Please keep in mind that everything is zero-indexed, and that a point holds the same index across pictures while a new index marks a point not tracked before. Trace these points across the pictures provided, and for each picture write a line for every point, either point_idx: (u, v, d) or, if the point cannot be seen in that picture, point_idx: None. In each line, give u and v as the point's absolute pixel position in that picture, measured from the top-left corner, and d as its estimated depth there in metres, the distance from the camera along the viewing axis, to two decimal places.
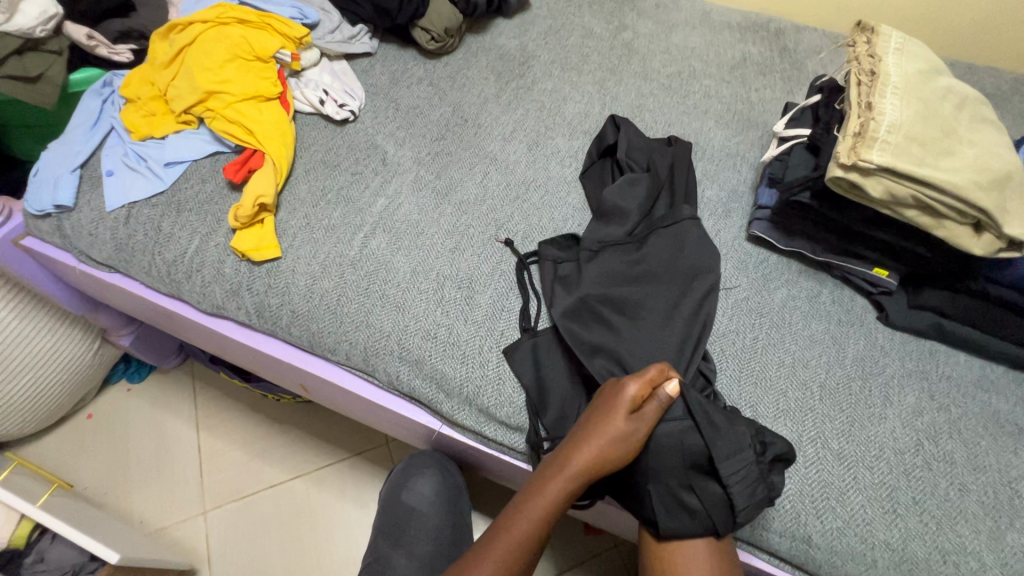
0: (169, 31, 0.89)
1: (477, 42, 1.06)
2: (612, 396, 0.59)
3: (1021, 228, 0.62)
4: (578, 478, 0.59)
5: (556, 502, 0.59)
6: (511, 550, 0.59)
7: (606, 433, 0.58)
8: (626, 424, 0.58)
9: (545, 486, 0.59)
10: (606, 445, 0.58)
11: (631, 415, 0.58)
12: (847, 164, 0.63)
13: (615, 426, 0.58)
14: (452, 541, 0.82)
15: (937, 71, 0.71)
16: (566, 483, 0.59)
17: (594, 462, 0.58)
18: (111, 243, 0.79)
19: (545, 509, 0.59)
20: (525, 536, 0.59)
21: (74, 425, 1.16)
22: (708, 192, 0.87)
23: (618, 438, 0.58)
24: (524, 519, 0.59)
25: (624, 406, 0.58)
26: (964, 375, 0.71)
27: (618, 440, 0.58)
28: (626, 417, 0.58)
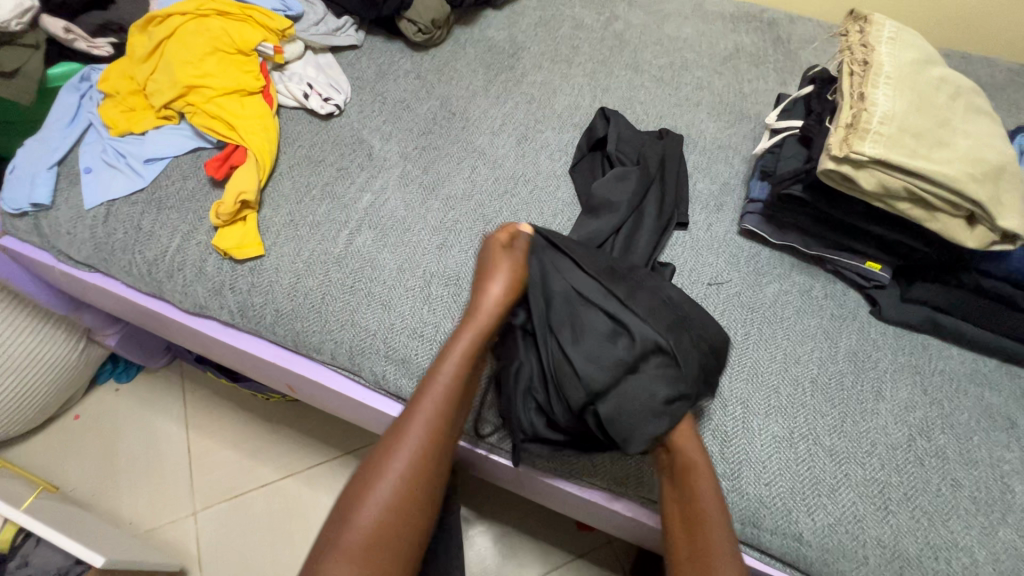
0: (148, 24, 0.87)
1: (466, 34, 1.04)
2: (487, 267, 0.66)
3: (1015, 221, 0.61)
4: (475, 342, 0.62)
5: (456, 372, 0.60)
6: (426, 438, 0.58)
7: (489, 301, 0.63)
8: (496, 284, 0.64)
9: (441, 367, 0.61)
10: (481, 317, 0.63)
11: (505, 265, 0.65)
12: (839, 157, 0.62)
13: (499, 266, 0.65)
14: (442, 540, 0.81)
15: (931, 61, 0.70)
16: (461, 354, 0.61)
17: (482, 323, 0.62)
18: (90, 243, 0.77)
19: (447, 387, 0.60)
20: (433, 423, 0.58)
21: (60, 426, 1.14)
22: (700, 186, 0.85)
23: (496, 298, 0.63)
24: (432, 405, 0.59)
25: (507, 263, 0.65)
26: (957, 369, 0.70)
27: (501, 295, 0.63)
28: (504, 272, 0.64)
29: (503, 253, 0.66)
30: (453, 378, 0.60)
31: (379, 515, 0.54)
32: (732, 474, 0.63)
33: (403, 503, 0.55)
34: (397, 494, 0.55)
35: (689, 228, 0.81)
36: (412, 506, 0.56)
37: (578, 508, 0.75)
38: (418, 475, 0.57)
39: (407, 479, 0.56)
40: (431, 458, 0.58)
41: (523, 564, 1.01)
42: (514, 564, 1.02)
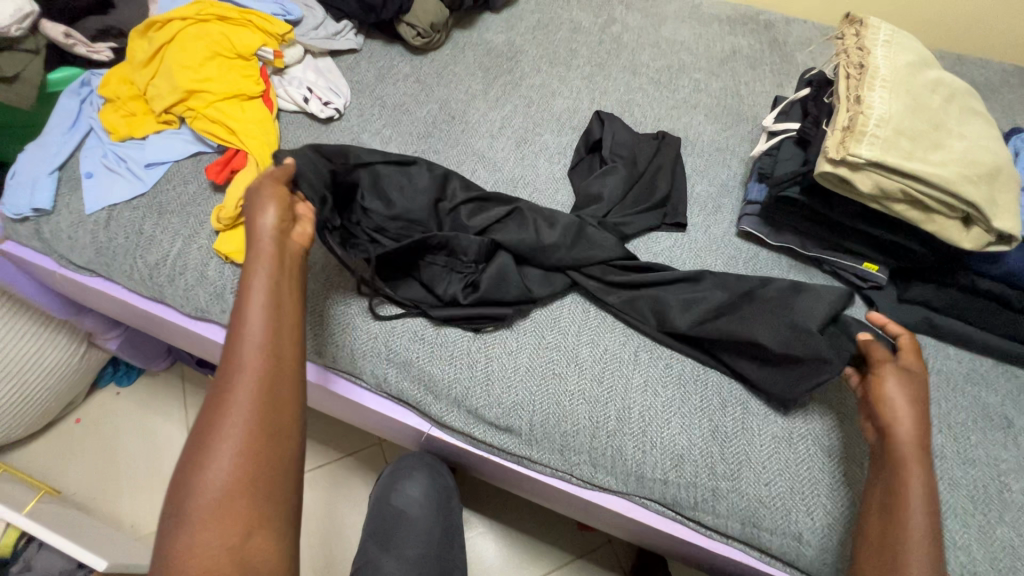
0: (147, 29, 0.87)
1: (464, 38, 1.04)
2: (256, 198, 0.59)
3: (1010, 222, 0.62)
4: (272, 272, 0.54)
5: (270, 293, 0.53)
6: (260, 368, 0.49)
7: (264, 223, 0.57)
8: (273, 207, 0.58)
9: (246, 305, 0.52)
10: (258, 236, 0.56)
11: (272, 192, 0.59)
12: (836, 159, 0.62)
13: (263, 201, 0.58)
14: (442, 542, 0.81)
15: (926, 64, 0.70)
16: (275, 284, 0.54)
17: (272, 241, 0.56)
18: (91, 247, 0.78)
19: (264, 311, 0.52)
20: (262, 351, 0.50)
21: (61, 430, 1.14)
22: (698, 187, 0.86)
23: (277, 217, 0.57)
24: (247, 340, 0.50)
25: (275, 193, 0.59)
26: (954, 369, 0.70)
27: (273, 219, 0.57)
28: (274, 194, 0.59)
29: (270, 184, 0.60)
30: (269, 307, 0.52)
31: (232, 471, 0.45)
32: (732, 475, 0.63)
33: (256, 448, 0.46)
34: (244, 438, 0.46)
35: (688, 230, 0.82)
36: (262, 444, 0.47)
37: (578, 509, 0.75)
38: (268, 425, 0.47)
39: (251, 425, 0.47)
40: (271, 388, 0.49)
41: (524, 565, 1.02)
42: (515, 565, 1.02)
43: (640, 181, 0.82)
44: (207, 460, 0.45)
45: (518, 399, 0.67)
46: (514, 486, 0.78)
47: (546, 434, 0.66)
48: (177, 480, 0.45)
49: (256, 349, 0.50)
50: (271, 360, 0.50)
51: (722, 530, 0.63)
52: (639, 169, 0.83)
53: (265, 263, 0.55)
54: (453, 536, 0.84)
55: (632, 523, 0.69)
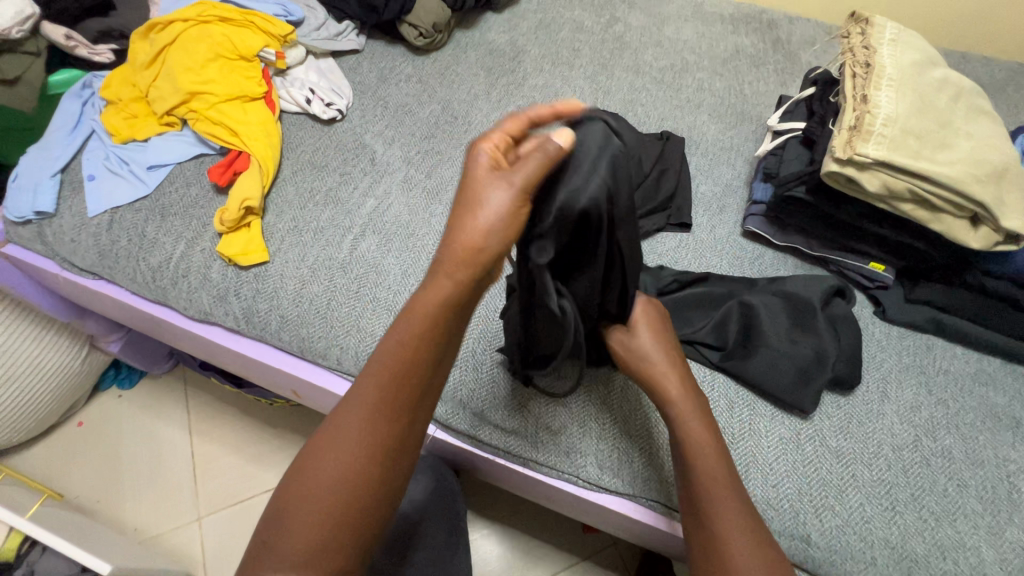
0: (149, 31, 0.86)
1: (467, 38, 1.04)
2: (471, 176, 0.49)
3: (1018, 221, 0.61)
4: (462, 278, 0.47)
5: (428, 314, 0.47)
6: (383, 402, 0.46)
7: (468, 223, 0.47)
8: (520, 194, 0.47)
9: (399, 326, 0.48)
10: (477, 238, 0.47)
11: (504, 179, 0.47)
12: (842, 159, 0.62)
13: (480, 193, 0.47)
14: (449, 545, 0.80)
15: (932, 62, 0.70)
16: (428, 310, 0.47)
17: (477, 241, 0.47)
18: (94, 250, 0.77)
19: (410, 340, 0.47)
20: (395, 382, 0.47)
21: (64, 433, 1.14)
22: (702, 187, 0.86)
23: (506, 210, 0.47)
24: (388, 357, 0.47)
25: (482, 170, 0.48)
26: (961, 369, 0.70)
27: (493, 212, 0.47)
28: (502, 179, 0.47)
29: (486, 172, 0.48)
30: (416, 335, 0.47)
31: (333, 490, 0.44)
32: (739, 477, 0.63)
33: (352, 476, 0.45)
34: (345, 473, 0.45)
35: (693, 230, 0.81)
36: (362, 483, 0.45)
37: (583, 511, 0.75)
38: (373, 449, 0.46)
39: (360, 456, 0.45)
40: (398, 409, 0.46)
41: (529, 567, 1.02)
42: (519, 568, 1.01)
43: (649, 182, 0.79)
44: (311, 472, 0.45)
45: (524, 402, 0.67)
46: (519, 487, 0.77)
47: (553, 435, 0.66)
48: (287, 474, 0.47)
49: (378, 381, 0.47)
50: (395, 398, 0.47)
51: None
52: (646, 169, 0.80)
53: (434, 277, 0.48)
54: (459, 539, 0.82)
55: (638, 525, 0.69)
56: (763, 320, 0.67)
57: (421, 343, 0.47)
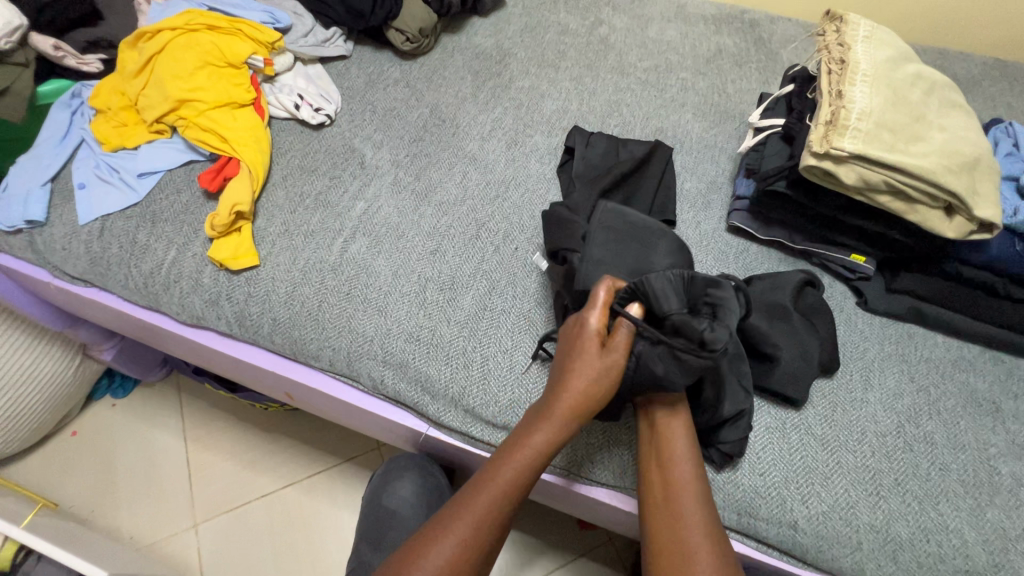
0: (138, 40, 0.87)
1: (453, 42, 1.05)
2: (576, 335, 0.58)
3: (991, 210, 0.63)
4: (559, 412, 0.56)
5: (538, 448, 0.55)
6: (488, 500, 0.54)
7: (559, 402, 0.55)
8: (610, 364, 0.56)
9: (502, 464, 0.55)
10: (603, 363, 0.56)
11: (606, 353, 0.56)
12: (820, 153, 0.64)
13: (586, 361, 0.56)
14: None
15: (906, 58, 0.72)
16: (530, 444, 0.55)
17: (580, 398, 0.55)
18: (85, 258, 0.78)
19: (516, 476, 0.55)
20: (503, 493, 0.55)
21: (58, 443, 1.14)
22: (687, 184, 0.87)
23: (599, 374, 0.55)
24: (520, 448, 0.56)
25: (588, 336, 0.57)
26: (942, 357, 0.72)
27: (592, 380, 0.55)
28: (598, 350, 0.56)
29: (591, 358, 0.56)
30: (518, 467, 0.55)
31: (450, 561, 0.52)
32: (728, 467, 0.64)
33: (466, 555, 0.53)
34: (456, 557, 0.52)
35: (678, 226, 0.83)
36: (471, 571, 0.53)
37: (577, 505, 0.76)
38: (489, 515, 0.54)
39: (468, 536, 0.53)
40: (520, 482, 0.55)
41: (525, 566, 1.02)
42: (516, 566, 1.02)
43: (611, 195, 0.79)
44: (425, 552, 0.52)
45: (514, 396, 0.68)
46: None
47: None
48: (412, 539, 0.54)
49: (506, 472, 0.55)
50: (493, 509, 0.54)
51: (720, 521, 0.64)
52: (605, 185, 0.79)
53: (542, 420, 0.56)
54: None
55: (631, 518, 0.71)
56: (772, 335, 0.65)
57: (517, 480, 0.55)
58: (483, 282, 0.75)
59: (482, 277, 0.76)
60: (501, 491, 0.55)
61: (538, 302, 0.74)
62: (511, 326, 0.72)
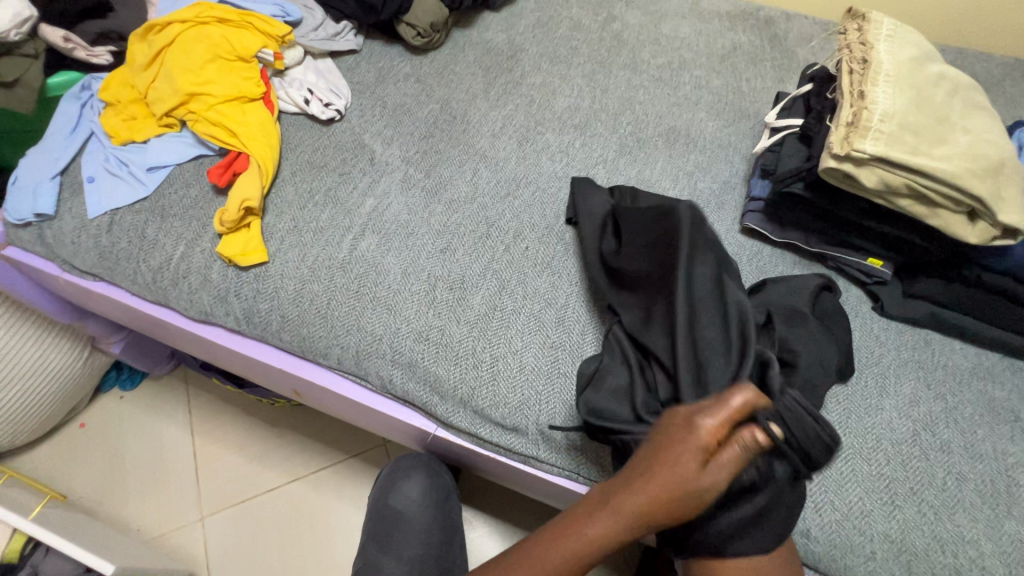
0: (147, 33, 0.86)
1: (465, 37, 1.04)
2: (679, 440, 0.47)
3: (1016, 216, 0.61)
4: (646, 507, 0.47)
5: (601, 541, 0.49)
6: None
7: (634, 500, 0.48)
8: (706, 485, 0.46)
9: (555, 543, 0.50)
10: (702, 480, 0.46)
11: (703, 463, 0.46)
12: (840, 155, 0.62)
13: (683, 471, 0.46)
14: (440, 542, 0.84)
15: (929, 58, 0.70)
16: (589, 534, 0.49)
17: (662, 496, 0.47)
18: (94, 252, 0.78)
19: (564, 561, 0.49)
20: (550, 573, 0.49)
21: (66, 434, 1.14)
22: (701, 184, 0.86)
23: (692, 493, 0.46)
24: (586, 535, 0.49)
25: (691, 449, 0.46)
26: (960, 364, 0.70)
27: (687, 491, 0.46)
28: (700, 463, 0.46)
29: (687, 469, 0.46)
30: (574, 552, 0.49)
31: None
32: None
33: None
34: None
35: None
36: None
37: None
38: None
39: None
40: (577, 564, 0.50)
41: None
42: None
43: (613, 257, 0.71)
44: None
45: (524, 396, 0.67)
46: (519, 484, 0.78)
47: (552, 436, 0.66)
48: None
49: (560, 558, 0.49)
50: None
51: None
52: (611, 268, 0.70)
53: (608, 511, 0.49)
54: (454, 533, 0.86)
55: None
56: (795, 344, 0.64)
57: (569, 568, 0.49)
58: (503, 311, 0.72)
59: (499, 301, 0.73)
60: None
61: (549, 302, 0.73)
62: (528, 337, 0.70)
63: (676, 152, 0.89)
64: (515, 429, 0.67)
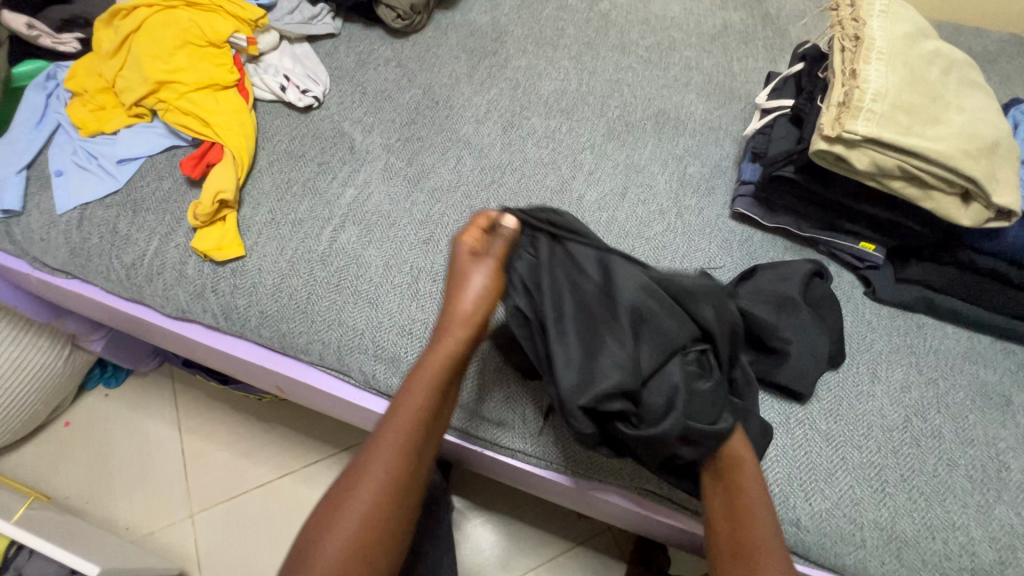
0: (113, 18, 0.83)
1: (447, 19, 1.01)
2: (462, 269, 0.56)
3: (1010, 197, 0.60)
4: (467, 336, 0.54)
5: (426, 398, 0.52)
6: (402, 439, 0.50)
7: (450, 338, 0.54)
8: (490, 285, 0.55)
9: (390, 415, 0.52)
10: (472, 315, 0.54)
11: (482, 262, 0.56)
12: (831, 137, 0.60)
13: (468, 272, 0.55)
14: (426, 534, 0.81)
15: (923, 34, 0.68)
16: (411, 408, 0.52)
17: (465, 316, 0.54)
18: (65, 248, 0.75)
19: (416, 401, 0.52)
20: (400, 444, 0.50)
21: (51, 434, 1.13)
22: (691, 169, 0.84)
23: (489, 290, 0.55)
24: (426, 374, 0.53)
25: (467, 263, 0.56)
26: (952, 348, 0.69)
27: (482, 295, 0.54)
28: (480, 259, 0.56)
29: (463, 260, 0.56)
30: (419, 405, 0.52)
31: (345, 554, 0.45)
32: None
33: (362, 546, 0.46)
34: (369, 511, 0.47)
35: (681, 214, 0.80)
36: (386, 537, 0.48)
37: (575, 500, 0.75)
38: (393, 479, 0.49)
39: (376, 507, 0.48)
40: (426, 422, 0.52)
41: (523, 554, 1.02)
42: (514, 555, 1.02)
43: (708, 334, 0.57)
44: (339, 507, 0.47)
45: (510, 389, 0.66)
46: (509, 477, 0.76)
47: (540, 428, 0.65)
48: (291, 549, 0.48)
49: (403, 424, 0.51)
50: (408, 453, 0.50)
51: None
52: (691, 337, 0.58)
53: (439, 338, 0.54)
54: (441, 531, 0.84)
55: (628, 513, 0.69)
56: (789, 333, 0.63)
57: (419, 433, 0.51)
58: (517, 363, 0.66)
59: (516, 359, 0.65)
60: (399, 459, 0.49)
61: None
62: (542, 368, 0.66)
63: (665, 136, 0.87)
64: (501, 421, 0.66)
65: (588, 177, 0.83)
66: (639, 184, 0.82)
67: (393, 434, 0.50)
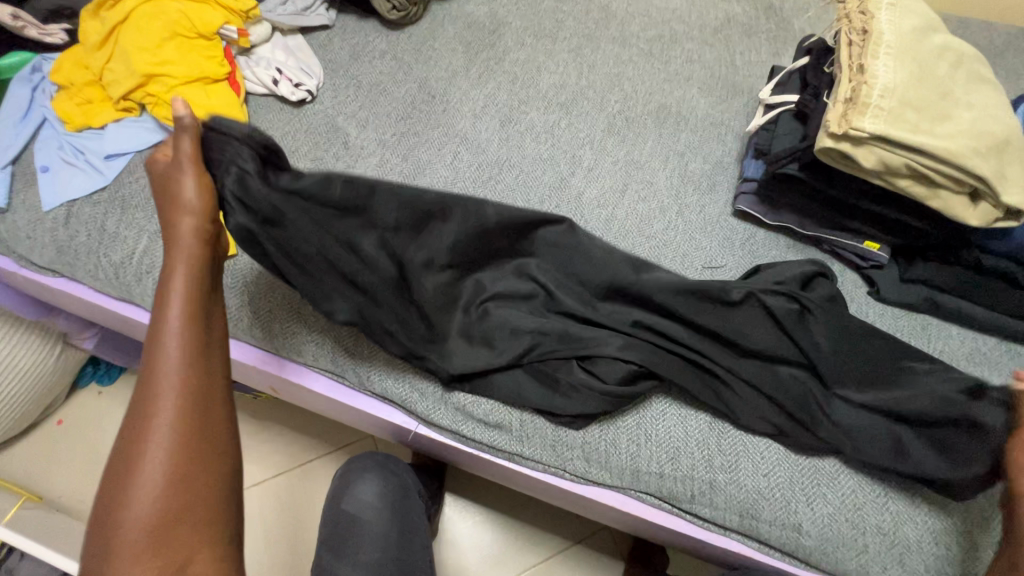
0: (99, 8, 0.80)
1: (444, 10, 0.98)
2: (169, 186, 0.54)
3: (1020, 196, 0.58)
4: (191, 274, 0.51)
5: (188, 322, 0.49)
6: (182, 381, 0.48)
7: (180, 271, 0.51)
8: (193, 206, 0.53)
9: (145, 362, 0.48)
10: (199, 208, 0.53)
11: (183, 166, 0.54)
12: (838, 134, 0.59)
13: (181, 191, 0.53)
14: (399, 542, 0.81)
15: (932, 27, 0.66)
16: (161, 329, 0.49)
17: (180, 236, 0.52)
18: (51, 246, 0.73)
19: (175, 343, 0.48)
20: (179, 381, 0.48)
21: (44, 432, 1.11)
22: (692, 165, 0.82)
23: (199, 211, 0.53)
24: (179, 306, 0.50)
25: (180, 188, 0.53)
26: (957, 349, 0.68)
27: (201, 199, 0.53)
28: (195, 172, 0.54)
29: (205, 193, 0.54)
30: (176, 336, 0.49)
31: (164, 502, 0.44)
32: (729, 467, 0.61)
33: (183, 490, 0.45)
34: (177, 447, 0.46)
35: (682, 212, 0.78)
36: (186, 476, 0.46)
37: (573, 502, 0.74)
38: (190, 417, 0.47)
39: (181, 450, 0.46)
40: (195, 351, 0.49)
41: (520, 552, 1.01)
42: (511, 553, 1.01)
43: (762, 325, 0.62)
44: (136, 464, 0.45)
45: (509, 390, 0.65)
46: (507, 479, 0.75)
47: (538, 431, 0.64)
48: (94, 528, 0.45)
49: (183, 359, 0.48)
50: (190, 389, 0.48)
51: (720, 523, 0.61)
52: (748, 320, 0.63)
53: (169, 269, 0.51)
54: (414, 532, 0.84)
55: (627, 517, 0.68)
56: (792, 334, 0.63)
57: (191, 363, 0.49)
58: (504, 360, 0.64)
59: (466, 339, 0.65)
60: (183, 394, 0.47)
61: None
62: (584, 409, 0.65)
63: (666, 131, 0.85)
64: (499, 422, 0.65)
65: (587, 173, 0.81)
66: (639, 180, 0.81)
67: (169, 358, 0.48)
